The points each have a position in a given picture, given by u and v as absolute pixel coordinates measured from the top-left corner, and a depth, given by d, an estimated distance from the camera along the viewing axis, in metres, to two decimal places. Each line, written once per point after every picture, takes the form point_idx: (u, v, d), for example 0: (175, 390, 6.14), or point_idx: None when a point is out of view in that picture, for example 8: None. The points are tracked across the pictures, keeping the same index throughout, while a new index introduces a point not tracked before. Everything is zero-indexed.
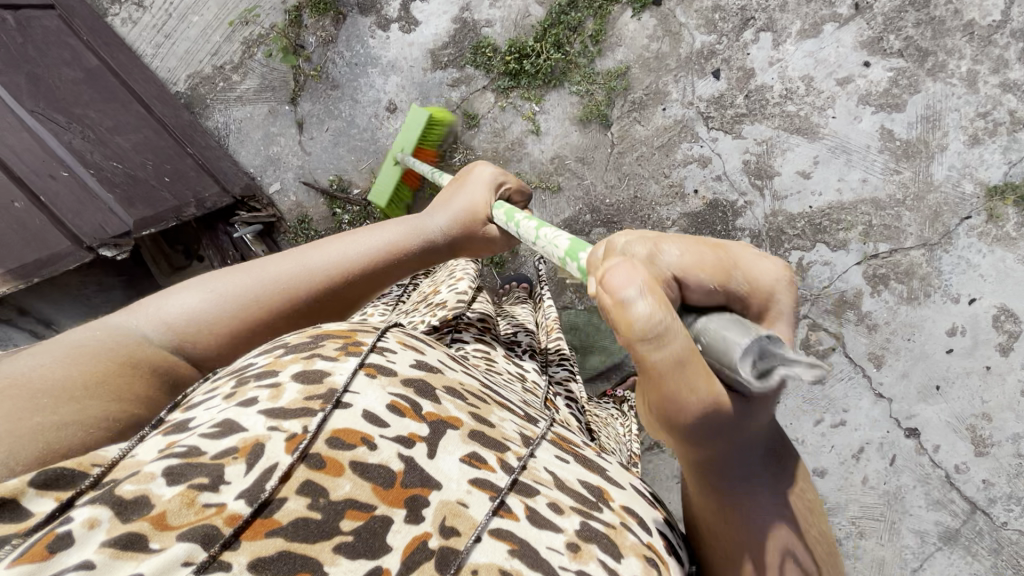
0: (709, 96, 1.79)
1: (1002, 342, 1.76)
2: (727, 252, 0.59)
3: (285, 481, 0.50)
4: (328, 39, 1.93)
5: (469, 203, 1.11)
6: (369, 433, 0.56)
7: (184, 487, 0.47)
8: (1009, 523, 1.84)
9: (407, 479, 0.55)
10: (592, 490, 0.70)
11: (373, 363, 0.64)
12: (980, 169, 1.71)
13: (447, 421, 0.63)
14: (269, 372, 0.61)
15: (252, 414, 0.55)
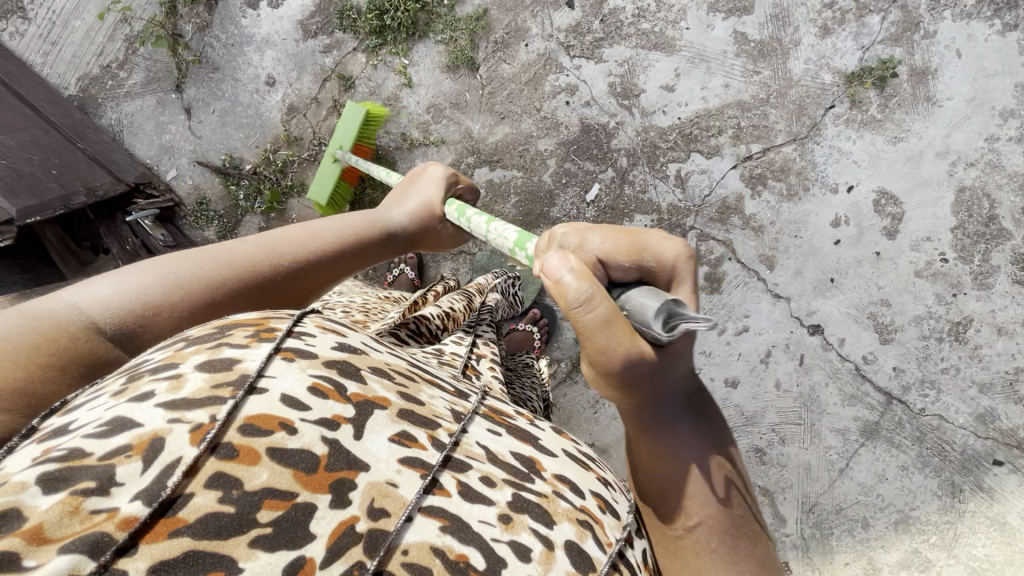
0: (567, 26, 1.84)
1: (887, 226, 1.77)
2: (636, 236, 0.75)
3: (189, 476, 0.47)
4: (203, 25, 2.01)
5: (423, 201, 1.19)
6: (288, 417, 0.53)
7: (65, 495, 0.43)
8: (927, 409, 1.81)
9: (331, 463, 0.53)
10: (524, 461, 0.69)
11: (288, 347, 0.59)
12: (835, 58, 1.74)
13: (375, 400, 0.60)
14: (169, 364, 0.56)
15: (150, 408, 0.51)
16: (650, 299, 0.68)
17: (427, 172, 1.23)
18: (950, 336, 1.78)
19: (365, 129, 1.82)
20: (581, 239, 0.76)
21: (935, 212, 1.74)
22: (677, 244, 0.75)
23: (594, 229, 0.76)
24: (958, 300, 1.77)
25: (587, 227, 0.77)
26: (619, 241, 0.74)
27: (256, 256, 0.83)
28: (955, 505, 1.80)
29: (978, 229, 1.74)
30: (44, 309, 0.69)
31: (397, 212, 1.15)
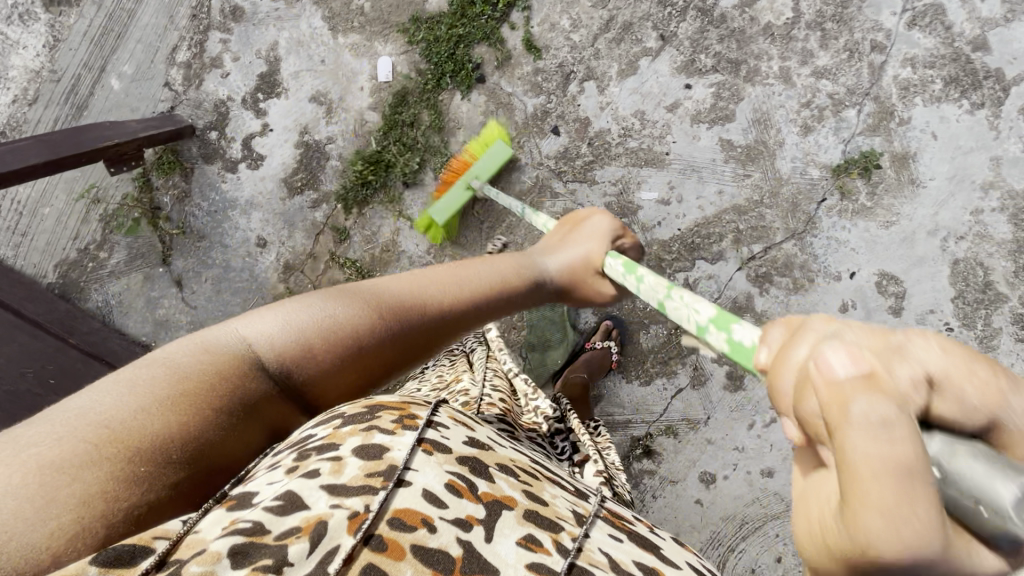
0: (555, 153, 1.85)
1: (893, 305, 1.82)
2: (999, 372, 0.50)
3: (348, 563, 0.62)
4: (182, 194, 1.94)
5: (584, 253, 1.22)
6: (429, 515, 0.69)
7: (249, 569, 0.57)
8: None
9: (465, 565, 0.66)
10: (644, 568, 0.80)
11: (430, 442, 0.76)
12: (820, 154, 1.79)
13: (501, 501, 0.75)
14: (331, 445, 0.71)
15: (316, 491, 0.66)
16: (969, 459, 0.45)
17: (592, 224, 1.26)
18: None
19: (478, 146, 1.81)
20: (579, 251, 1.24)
21: (933, 286, 1.81)
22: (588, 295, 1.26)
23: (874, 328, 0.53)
24: None
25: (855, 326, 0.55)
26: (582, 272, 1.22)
27: (399, 291, 0.93)
28: None
29: (977, 296, 1.80)
30: (215, 342, 0.76)
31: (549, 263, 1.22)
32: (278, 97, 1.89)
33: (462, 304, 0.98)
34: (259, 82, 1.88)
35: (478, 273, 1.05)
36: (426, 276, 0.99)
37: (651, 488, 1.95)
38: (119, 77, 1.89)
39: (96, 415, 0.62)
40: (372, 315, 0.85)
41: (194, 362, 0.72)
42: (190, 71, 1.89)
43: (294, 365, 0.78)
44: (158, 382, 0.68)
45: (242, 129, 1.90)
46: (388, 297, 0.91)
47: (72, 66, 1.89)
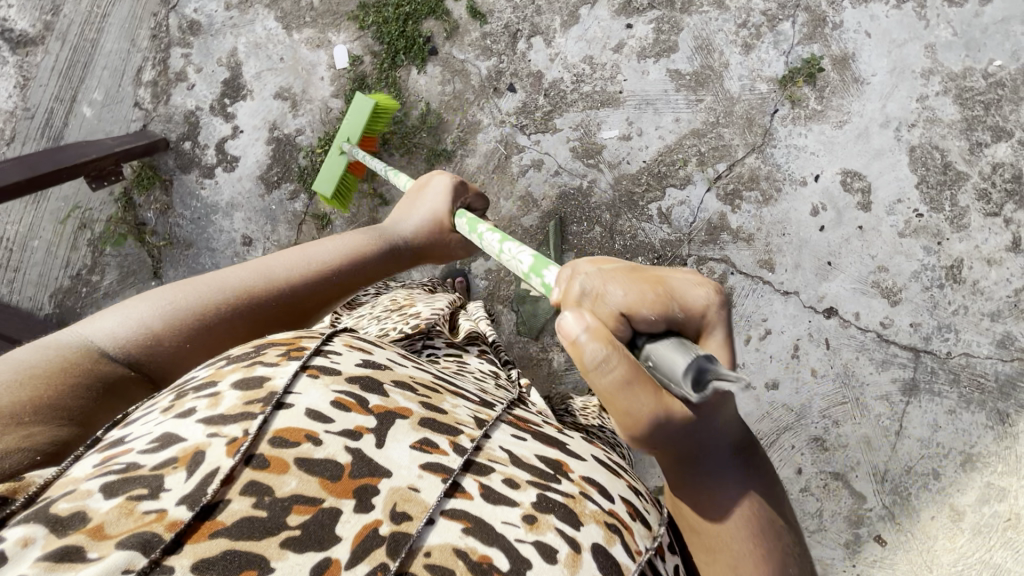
0: (515, 109, 1.92)
1: (860, 201, 1.88)
2: (663, 285, 0.74)
3: (228, 484, 0.58)
4: (164, 207, 2.00)
5: (430, 214, 1.26)
6: (314, 430, 0.64)
7: (123, 499, 0.55)
8: (953, 351, 1.91)
9: (354, 470, 0.63)
10: (549, 463, 0.75)
11: (315, 365, 0.70)
12: (764, 69, 1.87)
13: (396, 411, 0.70)
14: (211, 382, 0.68)
15: (193, 424, 0.63)
16: (679, 354, 0.67)
17: (436, 184, 1.31)
18: (949, 280, 1.89)
19: (374, 122, 1.77)
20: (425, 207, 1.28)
21: (896, 176, 1.87)
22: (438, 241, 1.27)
23: (613, 278, 0.75)
24: (944, 247, 1.89)
25: (607, 272, 0.77)
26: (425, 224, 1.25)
27: (245, 282, 0.92)
28: (1009, 430, 1.91)
29: (938, 178, 1.87)
30: (67, 339, 0.80)
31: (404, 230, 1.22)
32: (244, 99, 1.97)
33: (322, 279, 1.00)
34: (223, 88, 1.97)
35: (327, 250, 1.03)
36: (280, 261, 0.97)
37: None
38: (91, 105, 1.97)
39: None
40: (213, 306, 0.88)
41: (56, 356, 0.77)
42: (157, 88, 1.97)
43: (144, 355, 0.82)
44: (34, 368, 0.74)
45: (213, 135, 1.98)
46: (235, 287, 0.91)
47: (45, 101, 1.97)
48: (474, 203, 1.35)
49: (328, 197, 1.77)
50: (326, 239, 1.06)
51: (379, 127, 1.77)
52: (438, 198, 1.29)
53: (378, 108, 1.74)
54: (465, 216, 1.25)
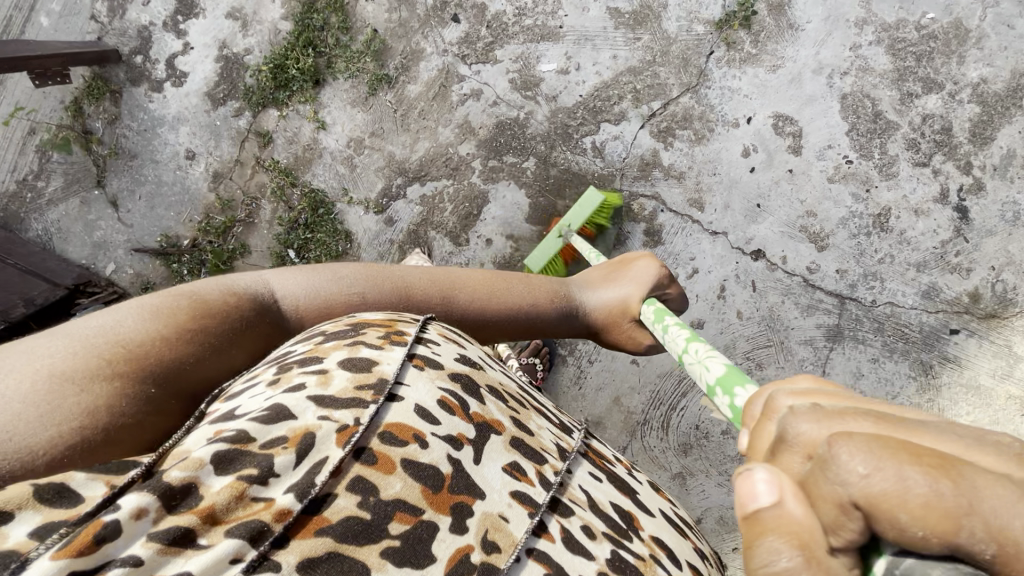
0: (458, 39, 1.97)
1: (791, 145, 1.91)
2: (950, 480, 0.46)
3: (337, 476, 0.69)
4: (113, 118, 2.05)
5: (621, 297, 1.34)
6: (421, 430, 0.76)
7: (232, 478, 0.64)
8: (878, 300, 1.92)
9: (452, 484, 0.75)
10: (621, 513, 0.90)
11: (422, 357, 0.83)
12: (701, 11, 1.91)
13: (490, 423, 0.83)
14: (313, 359, 0.79)
15: (305, 403, 0.72)
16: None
17: (636, 268, 1.38)
18: (876, 228, 1.91)
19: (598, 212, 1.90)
20: (609, 286, 1.37)
21: (827, 122, 1.90)
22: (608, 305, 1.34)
23: (816, 416, 0.55)
24: (873, 195, 1.90)
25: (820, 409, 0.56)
26: (609, 295, 1.35)
27: (434, 283, 1.09)
28: (931, 382, 1.91)
29: (868, 126, 1.89)
30: (237, 285, 0.94)
31: (592, 297, 1.36)
32: (196, 17, 2.02)
33: (505, 306, 1.17)
34: (177, 6, 2.02)
35: (527, 288, 1.23)
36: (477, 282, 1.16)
37: (587, 353, 1.99)
38: (48, 15, 2.03)
39: (105, 336, 0.74)
40: (419, 288, 1.07)
41: (219, 301, 0.88)
42: (114, 3, 2.03)
43: (304, 314, 0.98)
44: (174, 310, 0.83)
45: (165, 51, 2.03)
46: (447, 283, 1.12)
47: (4, 8, 2.03)
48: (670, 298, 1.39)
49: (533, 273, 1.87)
50: (523, 281, 1.25)
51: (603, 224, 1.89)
52: (643, 265, 1.38)
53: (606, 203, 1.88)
54: (654, 305, 1.28)
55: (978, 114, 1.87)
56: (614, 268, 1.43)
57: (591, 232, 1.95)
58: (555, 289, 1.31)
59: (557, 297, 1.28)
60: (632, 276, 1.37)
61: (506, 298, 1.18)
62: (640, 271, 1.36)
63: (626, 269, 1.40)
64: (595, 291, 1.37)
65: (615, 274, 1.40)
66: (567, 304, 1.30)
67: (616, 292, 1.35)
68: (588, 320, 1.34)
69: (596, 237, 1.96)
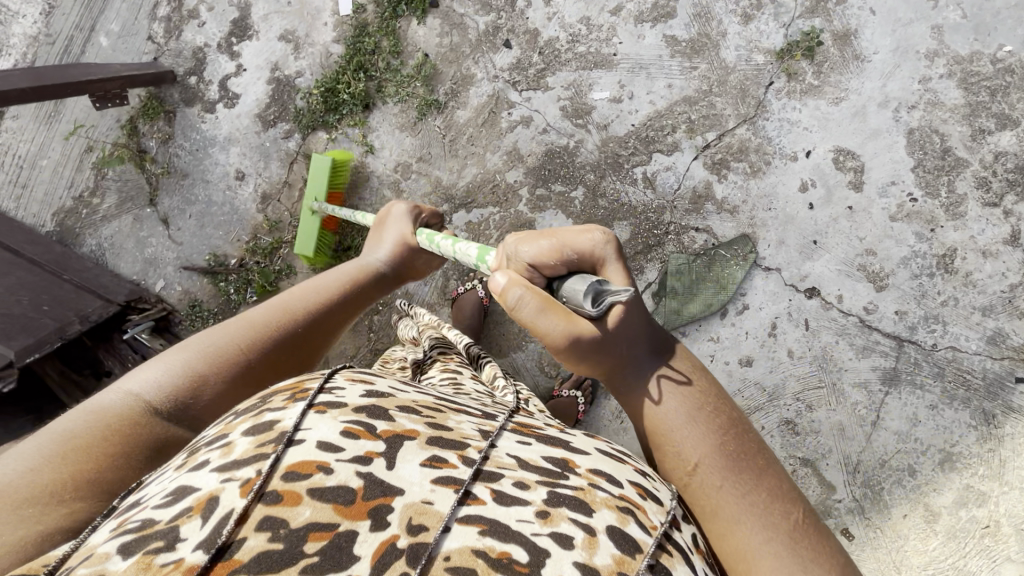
0: (509, 65, 1.94)
1: (852, 180, 1.84)
2: (555, 236, 0.86)
3: (242, 524, 0.60)
4: (166, 137, 2.08)
5: (399, 235, 1.28)
6: (324, 460, 0.65)
7: (139, 555, 0.57)
8: (940, 344, 1.84)
9: (367, 493, 0.64)
10: (556, 462, 0.76)
11: (321, 402, 0.72)
12: (762, 40, 1.85)
13: (404, 433, 0.71)
14: (223, 436, 0.72)
15: (207, 475, 0.65)
16: (580, 283, 0.80)
17: (392, 211, 1.32)
18: (941, 269, 1.83)
19: (334, 178, 1.90)
20: (383, 235, 1.29)
21: (892, 158, 1.82)
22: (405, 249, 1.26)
23: (525, 239, 0.87)
24: (938, 234, 1.82)
25: (522, 236, 0.89)
26: (406, 235, 1.27)
27: (264, 321, 0.98)
28: (993, 432, 1.83)
29: (936, 163, 1.81)
30: (104, 403, 0.83)
31: (383, 254, 1.25)
32: (250, 39, 2.03)
33: (340, 316, 1.09)
34: (232, 28, 2.04)
35: (328, 282, 1.12)
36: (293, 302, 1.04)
37: None
38: (107, 35, 2.07)
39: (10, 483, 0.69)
40: (253, 333, 0.95)
41: (91, 427, 0.79)
42: (170, 24, 2.06)
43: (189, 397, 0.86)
44: (79, 439, 0.77)
45: (218, 72, 2.05)
46: (260, 322, 0.97)
47: (66, 28, 2.07)
48: (431, 220, 1.40)
49: (309, 256, 1.90)
50: (323, 273, 1.13)
51: (339, 183, 1.91)
52: (399, 207, 1.33)
53: (335, 163, 1.88)
54: (425, 232, 1.25)
55: None
56: (378, 226, 1.33)
57: (639, 264, 1.91)
58: (358, 265, 1.20)
59: (364, 270, 1.19)
60: (399, 218, 1.30)
61: (328, 303, 1.08)
62: (397, 212, 1.32)
63: (384, 224, 1.31)
64: (390, 247, 1.26)
65: (371, 242, 1.30)
66: (375, 274, 1.20)
67: (398, 246, 1.26)
68: (397, 268, 1.26)
69: (644, 269, 1.91)
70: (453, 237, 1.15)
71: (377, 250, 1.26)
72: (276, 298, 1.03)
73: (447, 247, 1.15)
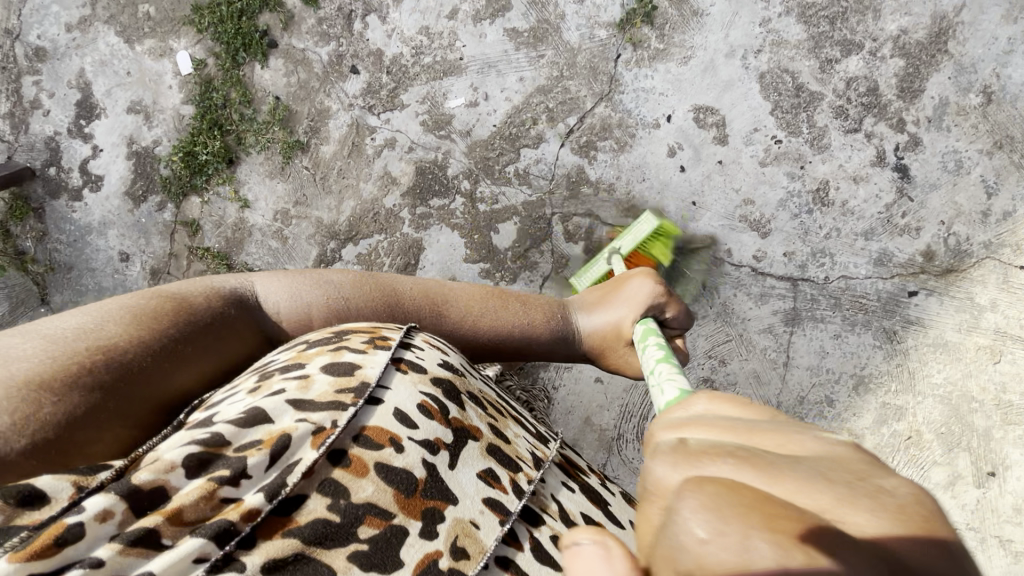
0: (361, 91, 1.92)
1: (717, 135, 1.85)
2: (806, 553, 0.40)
3: (309, 478, 0.77)
4: (40, 235, 2.04)
5: (615, 318, 1.33)
6: (398, 435, 0.84)
7: (205, 480, 0.73)
8: (831, 275, 1.88)
9: (424, 490, 0.82)
10: (588, 519, 0.99)
11: (406, 362, 0.92)
12: (600, 14, 1.84)
13: (469, 429, 0.92)
14: (299, 366, 0.89)
15: (283, 410, 0.81)
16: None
17: (629, 288, 1.35)
18: (817, 204, 1.86)
19: None
20: (603, 305, 1.37)
21: (749, 105, 1.83)
22: (603, 321, 1.34)
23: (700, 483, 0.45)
24: (808, 171, 1.85)
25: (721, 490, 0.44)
26: (613, 310, 1.34)
27: (425, 289, 1.23)
28: (898, 348, 1.88)
29: (792, 101, 1.83)
30: (214, 286, 1.07)
31: (587, 319, 1.37)
32: (99, 118, 1.99)
33: (485, 326, 1.24)
34: (78, 110, 1.99)
35: (511, 303, 1.30)
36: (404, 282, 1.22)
37: (550, 379, 1.99)
38: None
39: (78, 336, 0.84)
40: (402, 294, 1.19)
41: (189, 297, 1.00)
42: (14, 119, 2.00)
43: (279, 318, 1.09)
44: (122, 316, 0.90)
45: (76, 158, 2.00)
46: (422, 291, 1.22)
47: None
48: (669, 316, 1.35)
49: None
50: (520, 300, 1.32)
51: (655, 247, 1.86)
52: (637, 274, 1.39)
53: None
54: (645, 325, 1.27)
55: (903, 67, 1.80)
56: (606, 289, 1.42)
57: (532, 259, 1.90)
58: (554, 306, 1.36)
59: (545, 313, 1.32)
60: (623, 297, 1.34)
61: (485, 313, 1.25)
62: (632, 283, 1.36)
63: (611, 292, 1.39)
64: (595, 314, 1.36)
65: (591, 304, 1.40)
66: (552, 322, 1.32)
67: (592, 319, 1.36)
68: (581, 332, 1.36)
69: (538, 264, 1.90)
70: (668, 359, 1.07)
71: (586, 311, 1.38)
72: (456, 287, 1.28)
73: (656, 362, 1.10)
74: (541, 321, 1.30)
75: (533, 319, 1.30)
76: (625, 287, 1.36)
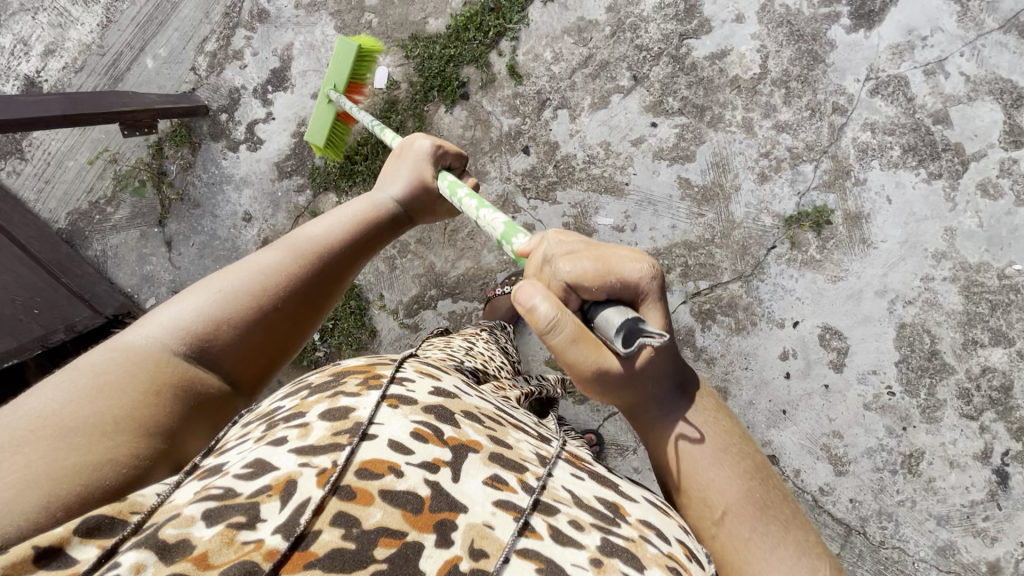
0: (523, 170, 1.97)
1: (833, 360, 1.82)
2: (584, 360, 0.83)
3: (319, 513, 0.60)
4: (186, 165, 2.15)
5: (416, 174, 1.24)
6: (396, 461, 0.66)
7: (222, 526, 0.57)
8: (887, 541, 1.81)
9: (433, 504, 0.64)
10: (606, 505, 0.76)
11: (393, 395, 0.74)
12: (773, 203, 1.85)
13: (468, 444, 0.72)
14: (299, 415, 0.73)
15: (285, 453, 0.66)
16: (616, 315, 0.78)
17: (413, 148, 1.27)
18: (904, 468, 1.80)
19: (359, 65, 1.85)
20: (400, 176, 1.24)
21: (878, 346, 1.80)
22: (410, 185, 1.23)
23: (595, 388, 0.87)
24: (908, 433, 1.80)
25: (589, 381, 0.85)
26: (412, 182, 1.23)
27: (275, 264, 0.93)
28: None
29: (921, 363, 1.79)
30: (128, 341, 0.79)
31: (392, 192, 1.21)
32: (285, 91, 2.10)
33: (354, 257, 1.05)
34: (270, 76, 2.11)
35: (325, 224, 1.04)
36: (258, 255, 0.93)
37: None
38: (154, 58, 2.15)
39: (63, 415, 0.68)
40: (272, 272, 0.92)
41: (124, 355, 0.77)
42: (214, 60, 2.13)
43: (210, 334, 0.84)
44: (107, 379, 0.73)
45: (248, 115, 2.11)
46: (277, 264, 0.93)
47: (117, 44, 2.16)
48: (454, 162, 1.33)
49: (320, 147, 1.87)
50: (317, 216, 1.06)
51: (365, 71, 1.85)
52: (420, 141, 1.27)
53: (361, 52, 1.81)
54: (446, 180, 1.24)
55: None
56: (392, 163, 1.27)
57: None
58: (361, 202, 1.14)
59: (367, 216, 1.11)
60: (416, 161, 1.25)
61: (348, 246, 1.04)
62: (420, 143, 1.27)
63: (410, 166, 1.25)
64: (395, 195, 1.21)
65: (397, 186, 1.22)
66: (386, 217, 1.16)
67: (405, 195, 1.21)
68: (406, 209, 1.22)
69: None
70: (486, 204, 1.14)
71: (391, 193, 1.20)
72: (298, 240, 0.99)
73: (473, 210, 1.15)
74: (371, 228, 1.11)
75: (365, 230, 1.09)
76: (409, 147, 1.27)
